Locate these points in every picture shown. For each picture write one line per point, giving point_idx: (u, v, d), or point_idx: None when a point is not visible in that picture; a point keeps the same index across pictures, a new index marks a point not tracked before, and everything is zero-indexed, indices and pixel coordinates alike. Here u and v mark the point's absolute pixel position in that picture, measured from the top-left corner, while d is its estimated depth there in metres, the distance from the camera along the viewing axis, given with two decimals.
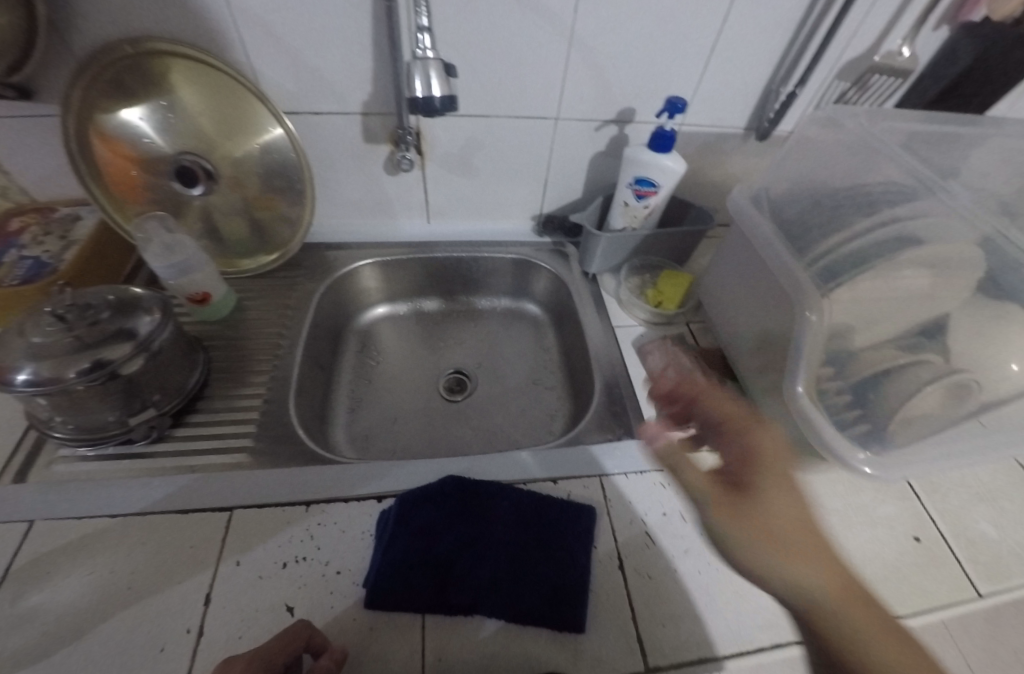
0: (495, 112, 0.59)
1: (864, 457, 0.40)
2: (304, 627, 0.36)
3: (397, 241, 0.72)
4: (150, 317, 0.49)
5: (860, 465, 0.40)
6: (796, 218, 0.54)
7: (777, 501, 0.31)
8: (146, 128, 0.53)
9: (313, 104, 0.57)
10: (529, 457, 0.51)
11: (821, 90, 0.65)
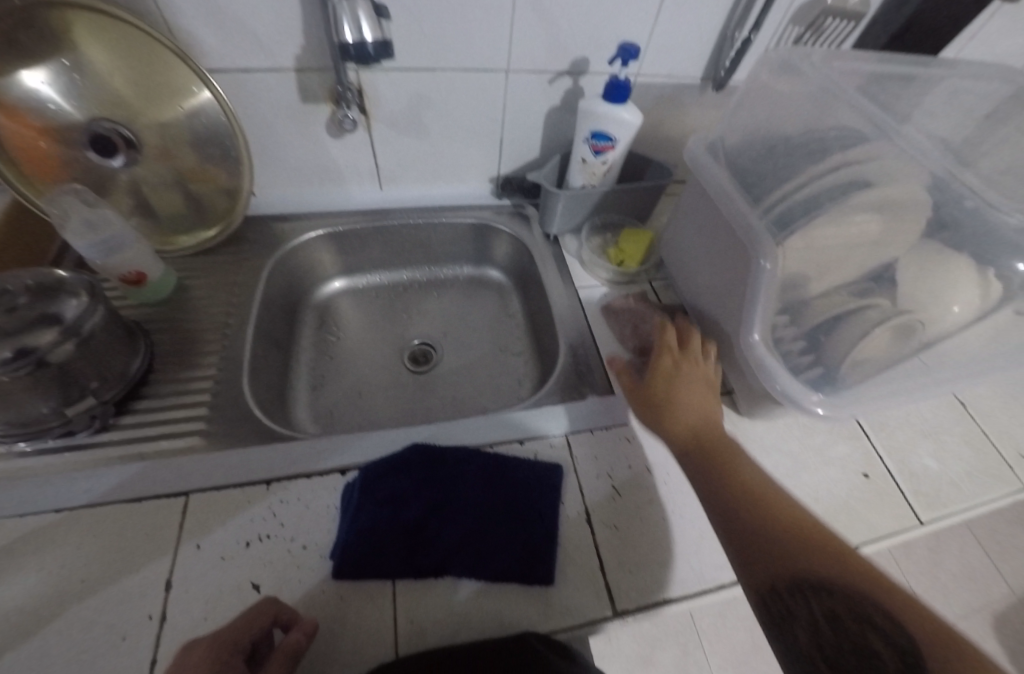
0: (441, 65, 0.56)
1: (818, 399, 0.41)
2: (272, 602, 0.36)
3: (350, 209, 0.69)
4: (77, 301, 0.46)
5: (813, 406, 0.41)
6: (750, 167, 0.53)
7: (662, 377, 0.50)
8: (51, 93, 0.48)
9: (240, 60, 0.52)
10: (496, 421, 0.51)
11: (779, 33, 0.63)
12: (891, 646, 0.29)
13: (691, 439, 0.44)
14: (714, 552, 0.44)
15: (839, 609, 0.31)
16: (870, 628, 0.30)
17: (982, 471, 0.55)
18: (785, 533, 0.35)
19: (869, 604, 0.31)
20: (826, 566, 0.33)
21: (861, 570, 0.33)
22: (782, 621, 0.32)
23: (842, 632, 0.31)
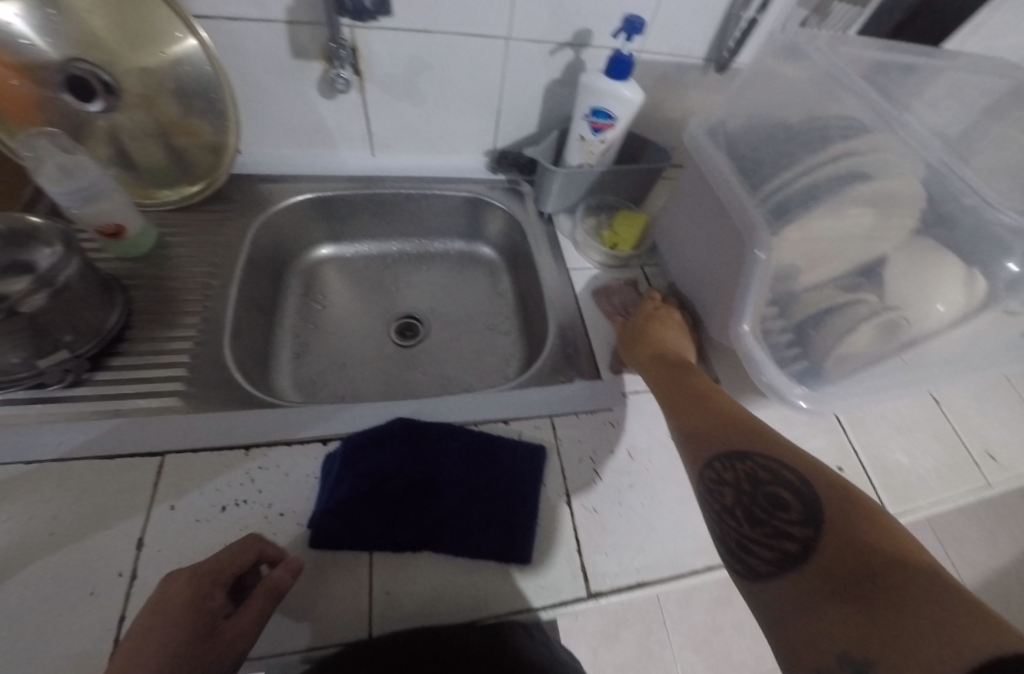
0: (440, 27, 0.54)
1: (802, 393, 0.44)
2: (255, 541, 0.36)
3: (340, 175, 0.67)
4: (52, 250, 0.44)
5: (797, 399, 0.43)
6: (750, 155, 0.53)
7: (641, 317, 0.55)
8: (23, 28, 0.45)
9: (227, 8, 0.50)
10: (480, 400, 0.51)
11: (784, 17, 0.62)
12: (799, 497, 0.30)
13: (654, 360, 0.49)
14: (688, 537, 0.46)
15: (757, 469, 0.33)
16: (782, 484, 0.31)
17: (950, 467, 0.57)
18: (720, 417, 0.38)
19: (784, 463, 0.32)
20: (751, 440, 0.35)
21: (784, 444, 0.34)
22: (709, 491, 0.35)
23: (760, 493, 0.32)
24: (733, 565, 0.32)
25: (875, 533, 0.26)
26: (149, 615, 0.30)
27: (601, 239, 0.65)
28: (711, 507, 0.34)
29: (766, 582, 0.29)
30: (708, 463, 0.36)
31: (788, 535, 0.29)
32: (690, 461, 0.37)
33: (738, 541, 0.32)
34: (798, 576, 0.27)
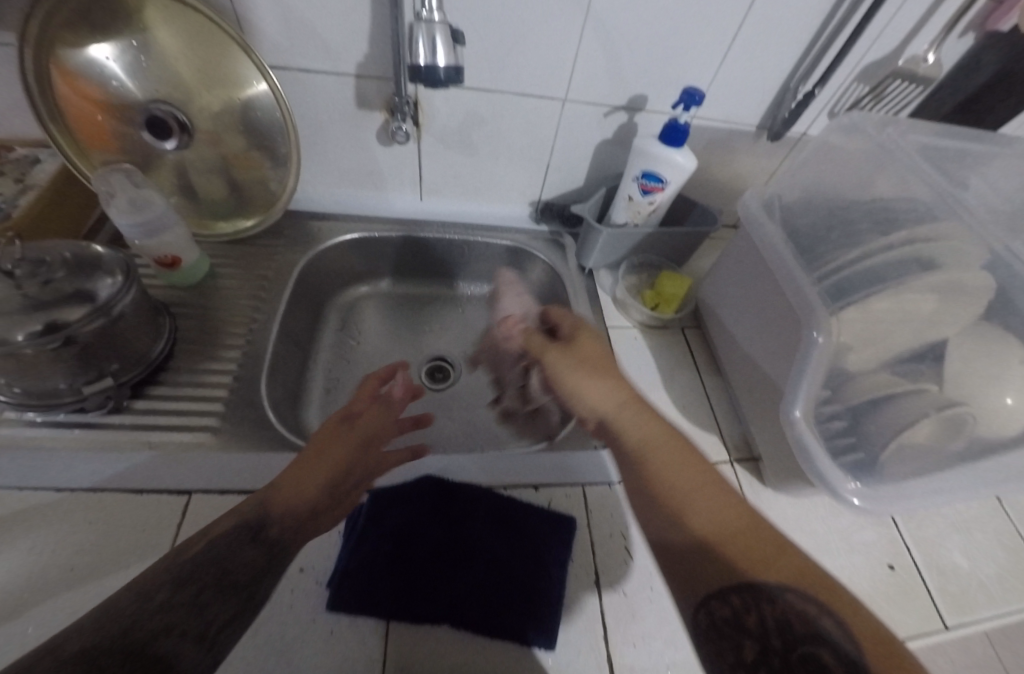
0: (500, 87, 0.55)
1: (855, 487, 0.41)
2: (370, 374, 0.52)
3: (388, 216, 0.69)
4: (113, 280, 0.45)
5: (849, 495, 0.40)
6: (806, 230, 0.52)
7: (583, 344, 0.48)
8: (115, 70, 0.49)
9: (302, 60, 0.52)
10: (509, 460, 0.50)
11: (841, 91, 0.61)
12: (844, 665, 0.25)
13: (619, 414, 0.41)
14: None
15: (790, 618, 0.28)
16: (821, 645, 0.27)
17: (1015, 576, 0.52)
18: (714, 528, 0.32)
19: (821, 611, 0.28)
20: (772, 573, 0.29)
21: (814, 575, 0.29)
22: (725, 634, 0.29)
23: (793, 650, 0.27)
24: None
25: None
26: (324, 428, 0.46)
27: (643, 298, 0.64)
28: (727, 653, 0.29)
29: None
30: (722, 601, 0.30)
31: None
32: (696, 592, 0.31)
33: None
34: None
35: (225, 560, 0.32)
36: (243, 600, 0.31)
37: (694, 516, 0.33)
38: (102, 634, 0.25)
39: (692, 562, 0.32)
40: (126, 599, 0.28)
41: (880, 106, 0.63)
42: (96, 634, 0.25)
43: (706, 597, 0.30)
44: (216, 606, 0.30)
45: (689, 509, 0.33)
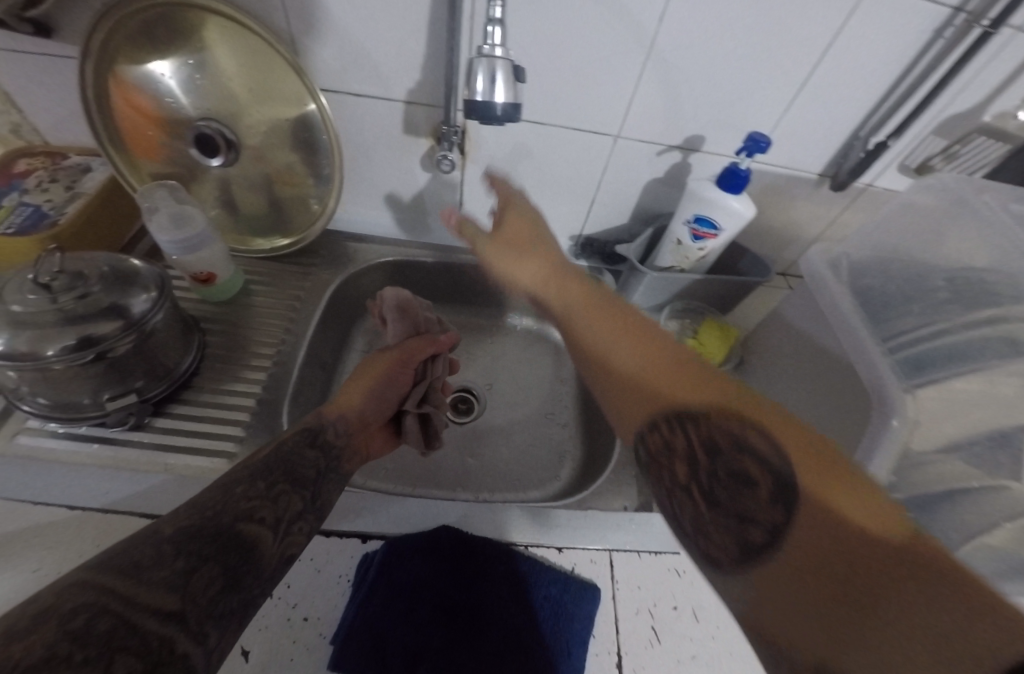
0: (551, 120, 0.53)
1: None
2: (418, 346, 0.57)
3: (425, 243, 0.69)
4: (147, 296, 0.44)
5: None
6: (870, 292, 0.49)
7: (517, 222, 0.51)
8: (171, 86, 0.49)
9: (354, 85, 0.52)
10: (537, 516, 0.47)
11: (913, 144, 0.57)
12: (764, 467, 0.26)
13: (567, 307, 0.45)
14: None
15: (714, 437, 0.29)
16: (742, 452, 0.27)
17: None
18: (642, 375, 0.35)
19: (746, 428, 0.28)
20: (693, 401, 0.31)
21: (732, 395, 0.30)
22: (662, 458, 0.31)
23: (718, 465, 0.28)
24: (698, 548, 0.28)
25: (872, 527, 0.22)
26: (361, 365, 0.56)
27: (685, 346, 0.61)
28: (668, 476, 0.31)
29: (736, 573, 0.25)
30: (654, 425, 0.32)
31: (757, 518, 0.25)
32: (636, 423, 0.33)
33: (695, 518, 0.28)
34: (773, 569, 0.23)
35: (287, 467, 0.39)
36: (305, 497, 0.37)
37: (629, 364, 0.36)
38: (199, 512, 0.31)
39: (629, 401, 0.35)
40: (214, 492, 0.33)
41: (954, 167, 0.57)
42: (194, 516, 0.30)
43: (643, 430, 0.33)
44: (286, 499, 0.36)
45: (625, 357, 0.36)
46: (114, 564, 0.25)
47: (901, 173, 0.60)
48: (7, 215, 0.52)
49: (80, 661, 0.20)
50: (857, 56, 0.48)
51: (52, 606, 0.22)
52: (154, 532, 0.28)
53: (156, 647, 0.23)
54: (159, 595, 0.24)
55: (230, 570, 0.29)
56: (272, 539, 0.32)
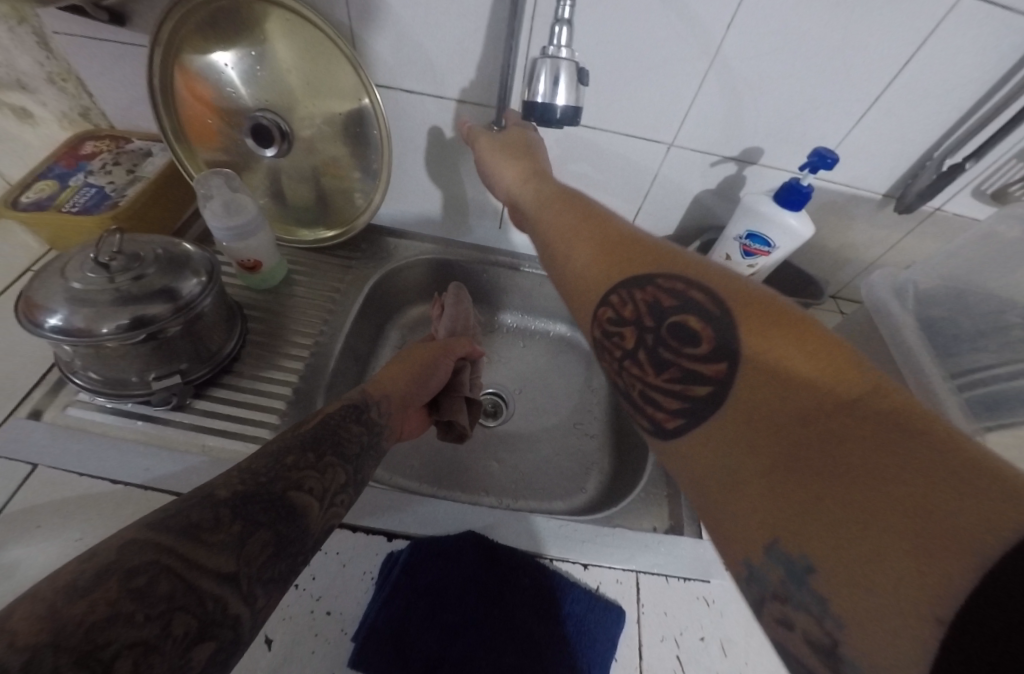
0: (603, 125, 0.52)
1: None
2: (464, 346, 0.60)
3: (463, 242, 0.69)
4: (196, 281, 0.45)
5: None
6: (935, 323, 0.46)
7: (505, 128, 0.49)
8: (232, 76, 0.50)
9: (408, 81, 0.52)
10: (565, 530, 0.45)
11: (992, 169, 0.53)
12: (707, 320, 0.25)
13: (529, 197, 0.43)
14: None
15: (658, 297, 0.28)
16: (690, 313, 0.26)
17: None
18: (599, 250, 0.33)
19: (689, 286, 0.27)
20: (647, 267, 0.30)
21: (681, 260, 0.29)
22: (608, 334, 0.29)
23: (662, 325, 0.27)
24: (641, 418, 0.28)
25: (817, 379, 0.21)
26: (403, 352, 0.56)
27: None
28: (612, 353, 0.29)
29: (682, 437, 0.25)
30: (605, 303, 0.30)
31: (705, 377, 0.25)
32: (585, 307, 0.31)
33: (641, 388, 0.27)
34: (723, 430, 0.23)
35: (336, 438, 0.38)
36: (349, 472, 0.36)
37: (581, 249, 0.34)
38: (251, 475, 0.29)
39: (580, 281, 0.32)
40: (265, 459, 0.32)
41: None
42: (248, 482, 0.29)
43: (594, 307, 0.31)
44: (332, 471, 0.34)
45: (576, 243, 0.34)
46: (173, 522, 0.24)
47: (976, 198, 0.56)
48: (73, 194, 0.55)
49: (139, 623, 0.19)
50: (941, 72, 0.45)
51: (114, 562, 0.21)
52: (211, 494, 0.27)
53: (212, 611, 0.22)
54: (217, 558, 0.23)
55: (282, 536, 0.27)
56: (319, 509, 0.31)
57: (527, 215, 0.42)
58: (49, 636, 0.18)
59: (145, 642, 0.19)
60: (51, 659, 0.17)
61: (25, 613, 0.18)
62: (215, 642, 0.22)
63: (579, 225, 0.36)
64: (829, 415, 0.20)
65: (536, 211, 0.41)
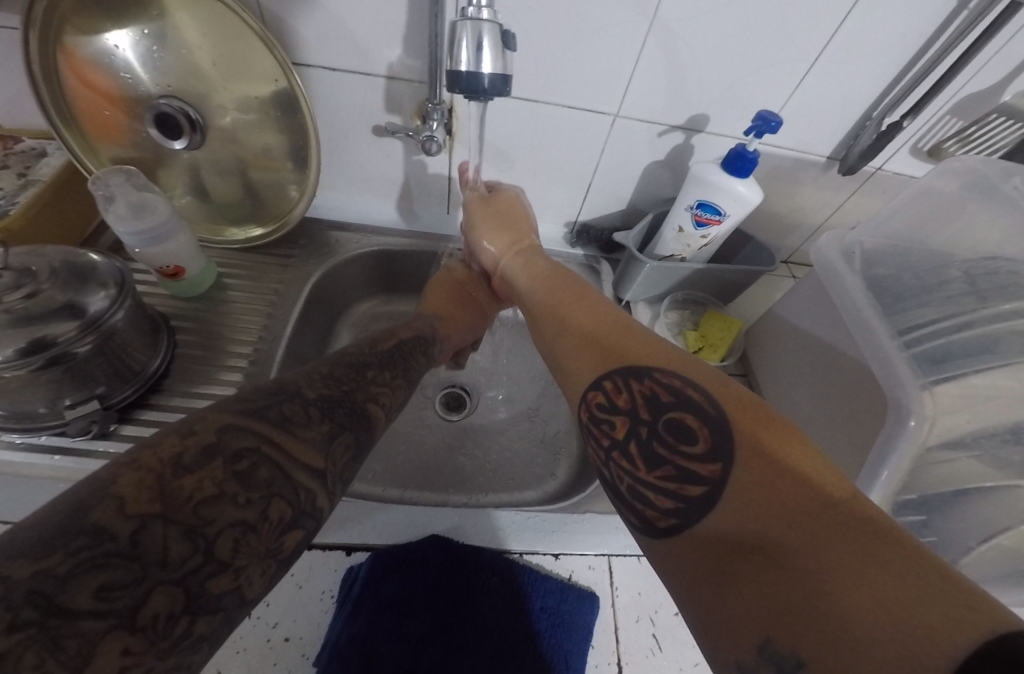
0: (545, 98, 0.50)
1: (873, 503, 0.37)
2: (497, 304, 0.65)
3: (412, 231, 0.66)
4: (106, 294, 0.40)
5: None
6: (882, 281, 0.46)
7: (505, 203, 0.54)
8: (128, 60, 0.44)
9: (330, 58, 0.47)
10: (533, 522, 0.43)
11: (929, 125, 0.53)
12: (701, 421, 0.27)
13: (536, 281, 0.47)
14: None
15: (655, 390, 0.29)
16: (687, 410, 0.28)
17: None
18: (595, 339, 0.35)
19: (683, 383, 0.29)
20: (643, 358, 0.31)
21: (675, 355, 0.31)
22: (599, 421, 0.31)
23: (659, 420, 0.28)
24: (632, 512, 0.28)
25: (804, 479, 0.22)
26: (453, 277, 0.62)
27: (687, 339, 0.58)
28: (602, 442, 0.31)
29: (673, 538, 0.25)
30: (599, 390, 0.32)
31: (698, 475, 0.25)
32: (578, 390, 0.34)
33: (632, 482, 0.28)
34: (715, 536, 0.23)
35: (405, 363, 0.45)
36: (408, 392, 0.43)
37: (580, 332, 0.37)
38: (333, 387, 0.34)
39: (576, 367, 0.35)
40: (350, 373, 0.37)
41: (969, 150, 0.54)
42: (333, 386, 0.34)
43: (586, 392, 0.33)
44: (398, 391, 0.41)
45: (578, 327, 0.38)
46: (267, 414, 0.28)
47: (913, 156, 0.57)
48: None
49: (239, 505, 0.23)
50: (878, 26, 0.45)
51: (217, 443, 0.24)
52: (299, 396, 0.31)
53: (301, 501, 0.26)
54: (312, 454, 0.28)
55: (357, 442, 0.32)
56: (384, 421, 0.37)
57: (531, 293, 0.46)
58: (158, 509, 0.21)
59: (243, 523, 0.23)
60: (160, 529, 0.20)
61: (135, 478, 0.21)
62: (302, 532, 0.26)
63: (583, 311, 0.39)
64: (791, 510, 0.21)
65: (545, 293, 0.44)
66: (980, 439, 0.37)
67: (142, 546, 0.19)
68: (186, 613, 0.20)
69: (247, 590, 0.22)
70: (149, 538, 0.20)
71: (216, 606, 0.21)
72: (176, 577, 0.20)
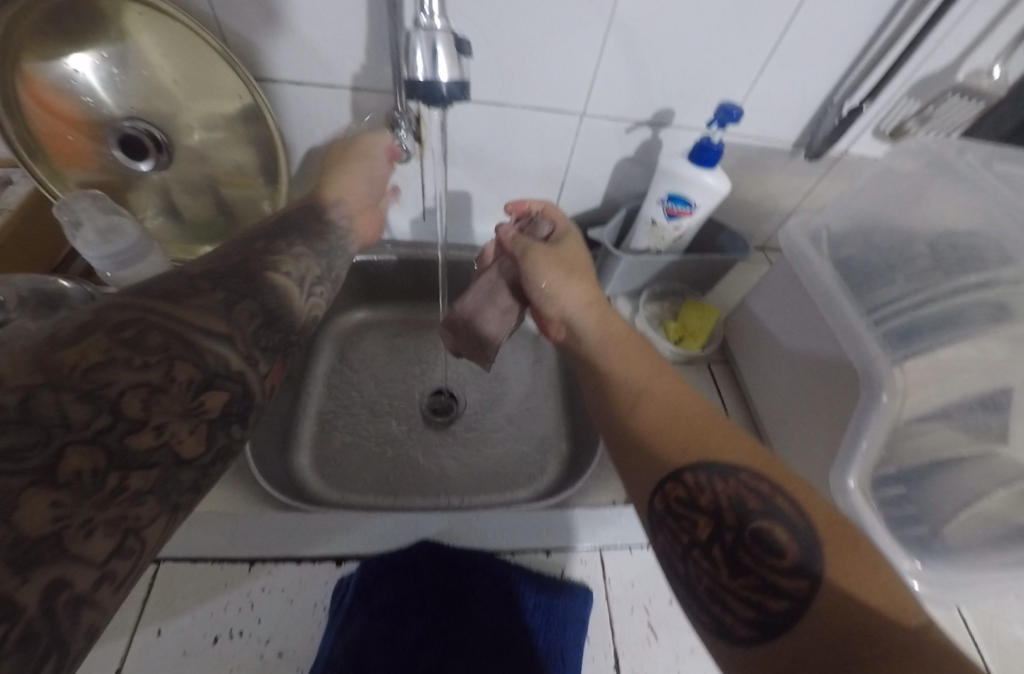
0: (511, 99, 0.50)
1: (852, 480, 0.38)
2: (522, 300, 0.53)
3: (390, 238, 0.66)
4: None
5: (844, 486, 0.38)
6: (851, 262, 0.47)
7: (569, 243, 0.51)
8: (88, 83, 0.44)
9: (295, 72, 0.48)
10: (521, 521, 0.44)
11: (888, 107, 0.54)
12: (791, 536, 0.26)
13: (598, 332, 0.43)
14: None
15: (743, 493, 0.28)
16: (776, 522, 0.27)
17: None
18: (675, 421, 0.33)
19: (774, 490, 0.28)
20: (728, 454, 0.30)
21: (760, 456, 0.30)
22: (679, 516, 0.29)
23: (745, 527, 0.27)
24: (704, 614, 0.27)
25: (885, 607, 0.23)
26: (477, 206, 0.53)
27: (667, 330, 0.59)
28: (679, 537, 0.29)
29: (751, 650, 0.24)
30: (677, 480, 0.30)
31: (782, 590, 0.24)
32: (651, 473, 0.31)
33: (710, 585, 0.27)
34: (796, 652, 0.23)
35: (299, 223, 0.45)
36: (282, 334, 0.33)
37: (656, 407, 0.34)
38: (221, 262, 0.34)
39: (650, 444, 0.33)
40: (236, 250, 0.37)
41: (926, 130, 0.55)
42: (220, 262, 0.34)
43: (659, 480, 0.31)
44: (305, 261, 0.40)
45: (655, 401, 0.35)
46: (149, 292, 0.28)
47: (876, 138, 0.58)
48: None
49: (137, 369, 0.24)
50: (830, 15, 0.46)
51: (94, 320, 0.25)
52: (183, 273, 0.31)
53: (212, 366, 0.27)
54: (206, 321, 0.28)
55: (266, 309, 0.33)
56: (299, 295, 0.37)
57: (593, 349, 0.42)
58: (41, 379, 0.21)
59: (150, 386, 0.24)
60: (49, 396, 0.21)
61: None
62: (225, 394, 0.28)
63: (658, 383, 0.36)
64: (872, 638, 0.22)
65: (610, 351, 0.41)
66: (955, 410, 0.38)
67: (32, 411, 0.20)
68: (113, 469, 0.22)
69: (180, 447, 0.25)
70: (39, 402, 0.20)
71: (145, 460, 0.23)
72: (86, 438, 0.21)
